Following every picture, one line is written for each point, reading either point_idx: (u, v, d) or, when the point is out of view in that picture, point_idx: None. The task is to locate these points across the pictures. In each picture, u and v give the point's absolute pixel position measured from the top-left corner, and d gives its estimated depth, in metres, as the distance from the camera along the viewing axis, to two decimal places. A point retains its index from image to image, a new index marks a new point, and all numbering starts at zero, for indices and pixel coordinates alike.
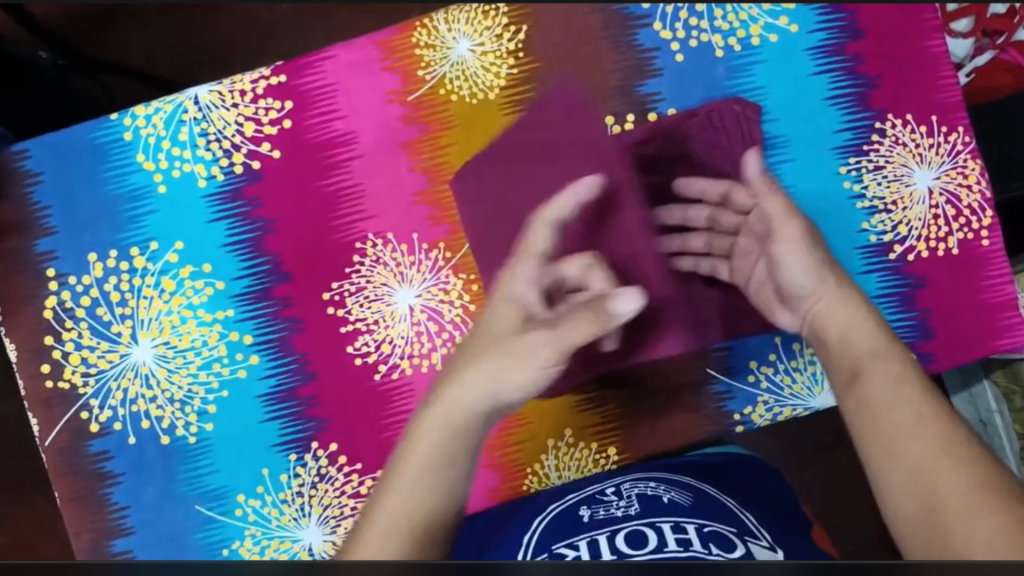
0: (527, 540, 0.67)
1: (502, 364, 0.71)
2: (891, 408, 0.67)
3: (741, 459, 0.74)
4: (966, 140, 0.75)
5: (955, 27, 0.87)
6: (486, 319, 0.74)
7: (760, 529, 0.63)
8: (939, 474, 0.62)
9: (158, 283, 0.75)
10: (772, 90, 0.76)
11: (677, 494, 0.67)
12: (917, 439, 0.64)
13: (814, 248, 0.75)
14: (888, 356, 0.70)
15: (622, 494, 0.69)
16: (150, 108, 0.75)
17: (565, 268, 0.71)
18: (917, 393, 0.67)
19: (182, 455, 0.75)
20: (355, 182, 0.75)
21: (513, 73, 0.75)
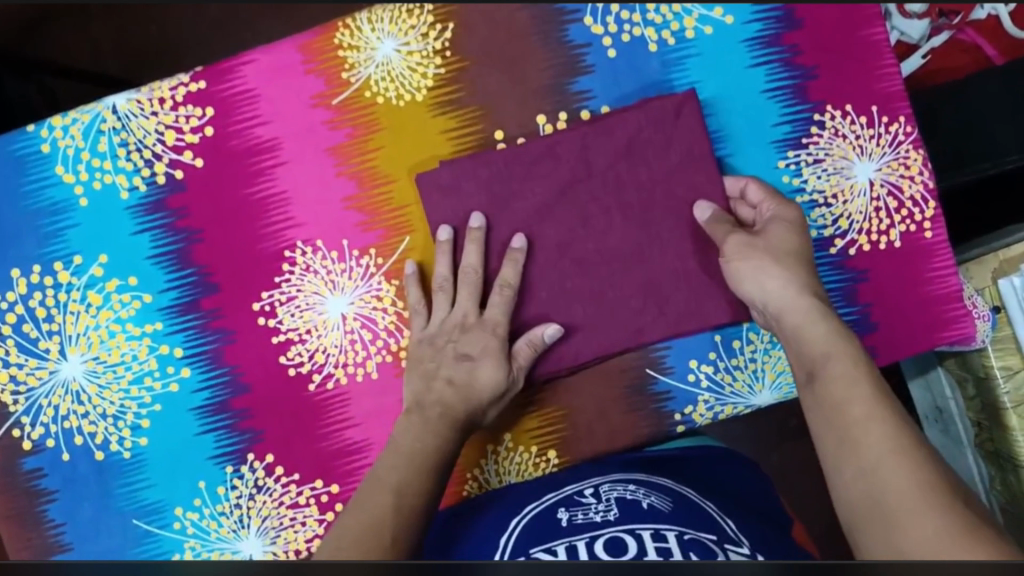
0: (504, 543, 0.60)
1: (478, 352, 0.69)
2: (843, 407, 0.57)
3: (696, 453, 0.72)
4: (908, 130, 0.73)
5: (910, 7, 0.84)
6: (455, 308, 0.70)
7: (740, 535, 0.57)
8: (886, 467, 0.52)
9: (84, 297, 0.74)
10: (708, 85, 0.74)
11: (658, 498, 0.60)
12: (861, 411, 0.56)
13: (789, 245, 0.67)
14: (843, 353, 0.60)
15: (601, 496, 0.62)
16: (68, 119, 0.73)
17: (516, 349, 0.70)
18: (873, 388, 0.58)
19: (117, 470, 0.75)
20: (281, 188, 0.74)
21: (440, 73, 0.73)
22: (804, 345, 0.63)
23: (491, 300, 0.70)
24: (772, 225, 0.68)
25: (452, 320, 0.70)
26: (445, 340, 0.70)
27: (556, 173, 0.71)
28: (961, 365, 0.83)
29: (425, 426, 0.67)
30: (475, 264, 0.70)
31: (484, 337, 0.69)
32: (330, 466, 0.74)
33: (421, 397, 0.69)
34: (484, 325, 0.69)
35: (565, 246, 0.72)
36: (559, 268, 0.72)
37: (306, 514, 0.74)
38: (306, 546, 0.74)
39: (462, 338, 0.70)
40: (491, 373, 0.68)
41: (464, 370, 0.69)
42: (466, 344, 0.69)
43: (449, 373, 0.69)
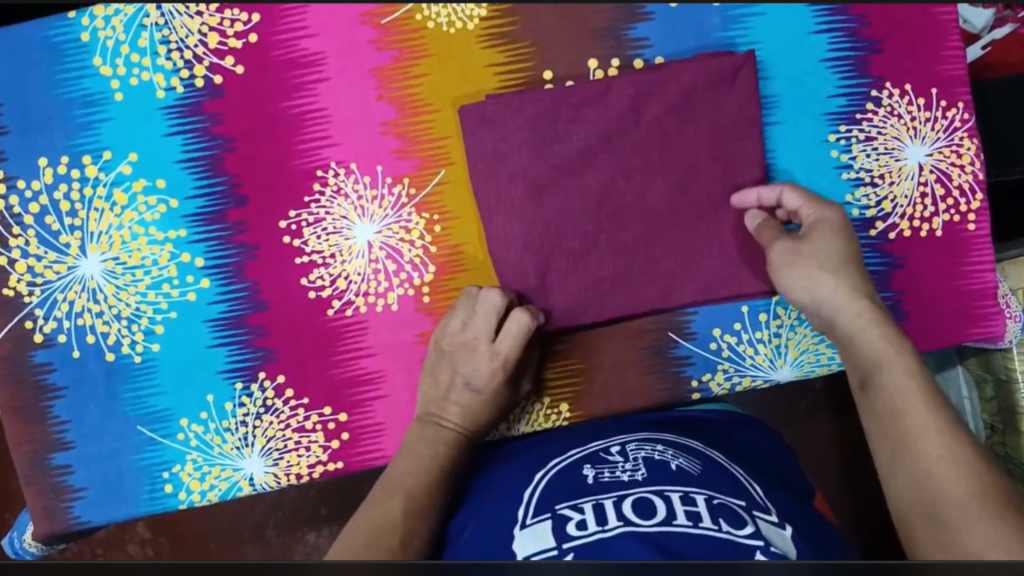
0: (528, 497, 0.58)
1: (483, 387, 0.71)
2: (898, 413, 0.60)
3: (722, 417, 0.71)
4: (965, 117, 0.72)
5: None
6: (471, 346, 0.71)
7: (767, 503, 0.55)
8: (947, 484, 0.55)
9: (109, 195, 0.72)
10: (767, 47, 0.71)
11: (686, 461, 0.58)
12: (914, 413, 0.59)
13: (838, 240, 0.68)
14: (896, 358, 0.62)
15: (628, 455, 0.60)
16: (110, 9, 0.71)
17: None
18: (924, 391, 0.61)
19: (127, 374, 0.74)
20: (321, 106, 0.72)
21: (495, 3, 0.71)
22: (859, 351, 0.64)
23: (505, 338, 0.70)
24: (830, 228, 0.68)
25: (464, 345, 0.71)
26: (455, 362, 0.71)
27: (602, 120, 0.69)
28: (983, 366, 0.82)
29: (436, 434, 0.70)
30: (489, 322, 0.70)
31: (492, 367, 0.70)
32: (340, 394, 0.74)
33: (435, 407, 0.71)
34: (494, 358, 0.70)
35: (602, 197, 0.70)
36: (594, 218, 0.70)
37: (312, 439, 0.74)
38: (308, 471, 0.74)
39: (473, 365, 0.70)
40: (495, 397, 0.71)
41: (471, 396, 0.71)
42: (472, 373, 0.71)
43: (458, 395, 0.71)
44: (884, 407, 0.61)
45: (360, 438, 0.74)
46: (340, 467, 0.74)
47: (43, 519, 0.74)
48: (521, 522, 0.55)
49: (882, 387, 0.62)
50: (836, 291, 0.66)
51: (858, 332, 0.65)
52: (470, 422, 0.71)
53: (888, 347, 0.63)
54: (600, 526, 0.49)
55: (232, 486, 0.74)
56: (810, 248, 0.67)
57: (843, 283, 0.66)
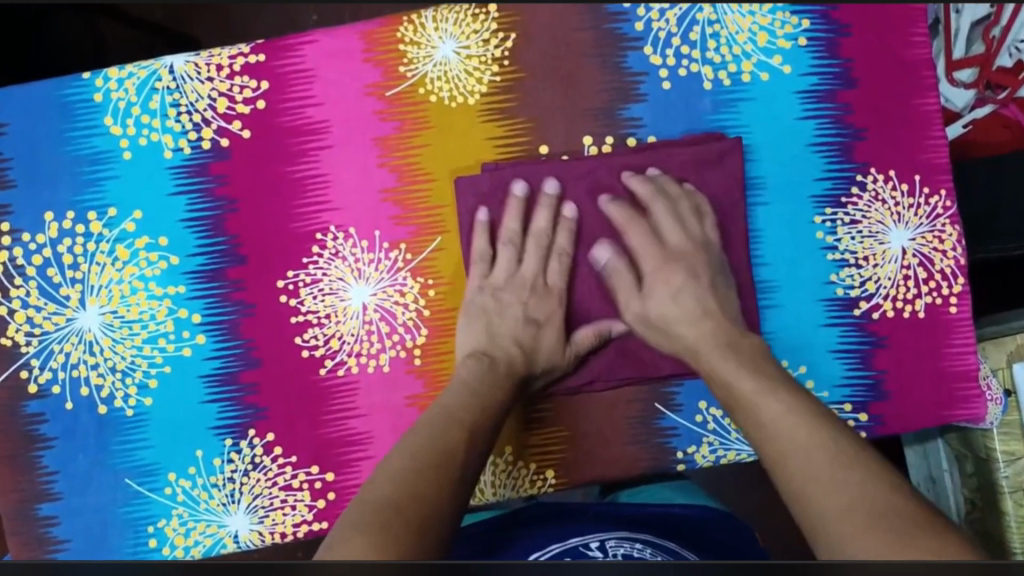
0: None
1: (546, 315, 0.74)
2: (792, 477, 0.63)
3: (685, 512, 0.70)
4: (947, 204, 0.74)
5: (958, 77, 0.86)
6: (520, 283, 0.75)
7: None
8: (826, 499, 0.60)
9: (112, 250, 0.74)
10: (757, 131, 0.74)
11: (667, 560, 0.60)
12: (812, 465, 0.62)
13: (681, 298, 0.74)
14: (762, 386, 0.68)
15: (607, 552, 0.61)
16: (124, 72, 0.74)
17: (581, 333, 0.74)
18: (798, 409, 0.66)
19: (117, 427, 0.75)
20: (322, 171, 0.74)
21: (496, 80, 0.74)
22: (758, 422, 0.67)
23: (552, 267, 0.74)
24: (668, 285, 0.74)
25: (518, 281, 0.75)
26: (511, 299, 0.75)
27: (594, 196, 0.73)
28: (962, 442, 0.82)
29: (493, 376, 0.72)
30: (538, 247, 0.74)
31: (549, 304, 0.75)
32: (329, 453, 0.74)
33: (492, 346, 0.74)
34: (547, 292, 0.75)
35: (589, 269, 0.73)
36: None
37: (298, 498, 0.74)
38: (292, 530, 0.74)
39: (531, 301, 0.75)
40: (550, 345, 0.73)
41: (529, 333, 0.74)
42: (534, 308, 0.75)
43: (512, 332, 0.74)
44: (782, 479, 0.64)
45: (345, 498, 0.74)
46: (324, 527, 0.74)
47: None
48: None
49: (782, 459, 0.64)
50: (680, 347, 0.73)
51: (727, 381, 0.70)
52: (529, 360, 0.74)
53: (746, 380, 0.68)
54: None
55: (217, 543, 0.74)
56: (654, 323, 0.74)
57: (688, 320, 0.73)
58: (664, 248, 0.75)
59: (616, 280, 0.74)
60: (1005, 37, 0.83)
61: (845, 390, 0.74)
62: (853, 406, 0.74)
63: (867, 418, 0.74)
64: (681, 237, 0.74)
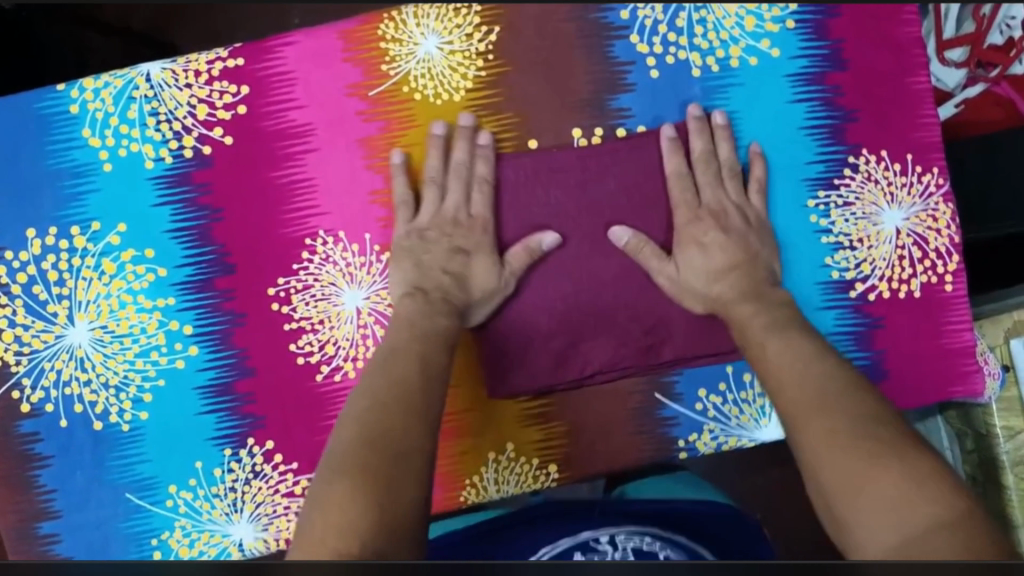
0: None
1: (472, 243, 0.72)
2: (798, 429, 0.63)
3: (687, 510, 0.69)
4: (940, 182, 0.73)
5: (949, 56, 0.86)
6: (446, 217, 0.72)
7: None
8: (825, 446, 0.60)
9: (97, 264, 0.72)
10: (747, 117, 0.73)
11: (675, 553, 0.59)
12: (822, 421, 0.62)
13: (724, 253, 0.72)
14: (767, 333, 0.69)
15: (617, 544, 0.60)
16: (99, 82, 0.72)
17: (511, 252, 0.72)
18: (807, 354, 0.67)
19: (113, 442, 0.74)
20: (309, 175, 0.73)
21: (480, 75, 0.72)
22: (765, 367, 0.68)
23: (475, 196, 0.72)
24: (699, 242, 0.72)
25: (441, 217, 0.72)
26: (438, 236, 0.72)
27: (585, 188, 0.72)
28: (963, 420, 0.83)
29: (433, 308, 0.70)
30: (459, 173, 0.72)
31: (478, 232, 0.73)
32: None
33: (425, 283, 0.72)
34: (473, 222, 0.73)
35: (583, 262, 0.72)
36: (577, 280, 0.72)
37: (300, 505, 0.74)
38: None
39: (456, 234, 0.73)
40: (484, 270, 0.71)
41: (459, 262, 0.72)
42: (462, 239, 0.73)
43: (443, 263, 0.72)
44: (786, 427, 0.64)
45: None
46: None
47: None
48: None
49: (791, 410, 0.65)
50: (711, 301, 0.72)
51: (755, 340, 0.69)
52: (465, 291, 0.71)
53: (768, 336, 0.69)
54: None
55: (222, 553, 0.74)
56: (681, 269, 0.72)
57: (717, 274, 0.72)
58: (700, 202, 0.73)
59: (643, 237, 0.72)
60: (995, 14, 0.83)
61: None
62: None
63: None
64: (716, 195, 0.72)
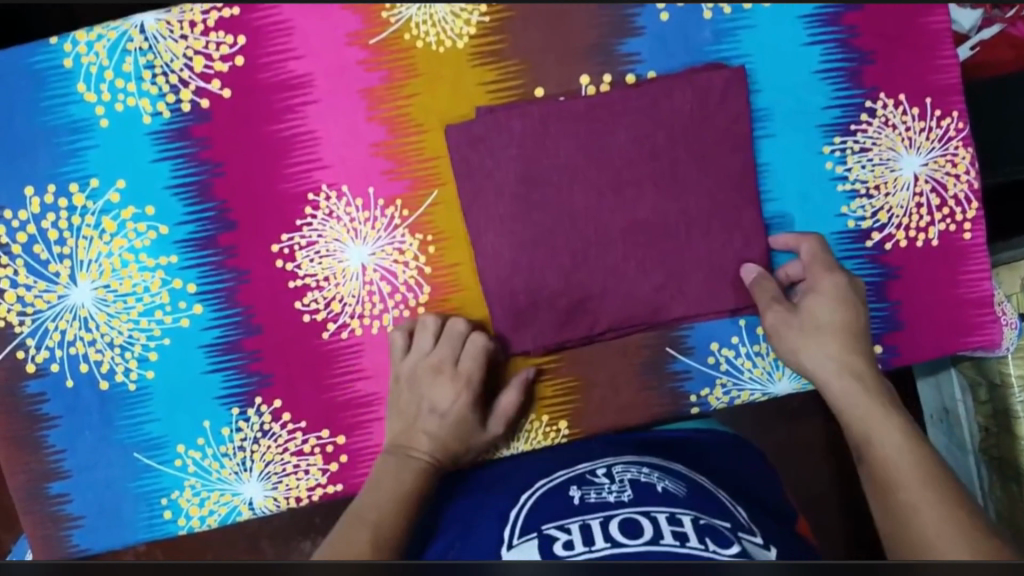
0: (513, 517, 0.61)
1: (451, 398, 0.72)
2: (894, 488, 0.65)
3: (696, 438, 0.71)
4: (960, 126, 0.71)
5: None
6: (428, 379, 0.72)
7: (753, 524, 0.59)
8: (893, 457, 0.66)
9: (98, 223, 0.71)
10: (761, 60, 0.71)
11: (672, 482, 0.61)
12: (927, 499, 0.63)
13: (843, 356, 0.70)
14: (879, 425, 0.67)
15: (614, 476, 0.62)
16: (92, 34, 0.70)
17: (502, 399, 0.72)
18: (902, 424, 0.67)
19: (121, 401, 0.74)
20: (310, 128, 0.71)
21: (484, 21, 0.70)
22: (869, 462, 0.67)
23: (464, 349, 0.72)
24: (813, 287, 0.70)
25: (428, 361, 0.72)
26: (416, 398, 0.73)
27: (593, 137, 0.70)
28: (978, 370, 0.83)
29: (407, 466, 0.71)
30: (440, 372, 0.71)
31: (455, 389, 0.72)
32: (338, 416, 0.73)
33: (404, 438, 0.72)
34: (455, 382, 0.72)
35: (592, 213, 0.70)
36: (586, 232, 0.71)
37: (310, 462, 0.74)
38: (307, 494, 0.74)
39: (434, 390, 0.72)
40: (461, 421, 0.72)
41: (437, 422, 0.71)
42: (438, 399, 0.72)
43: (424, 426, 0.72)
44: (887, 523, 0.65)
45: (359, 459, 0.74)
46: (339, 490, 0.74)
47: (43, 547, 0.74)
48: (508, 542, 0.59)
49: (855, 426, 0.69)
50: (836, 386, 0.69)
51: (883, 460, 0.66)
52: (438, 451, 0.71)
53: (843, 375, 0.69)
54: (588, 547, 0.55)
55: (233, 511, 0.74)
56: (804, 324, 0.70)
57: (843, 362, 0.69)
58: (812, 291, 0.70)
59: (772, 287, 0.71)
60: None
61: None
62: None
63: (882, 350, 0.73)
64: (834, 286, 0.70)
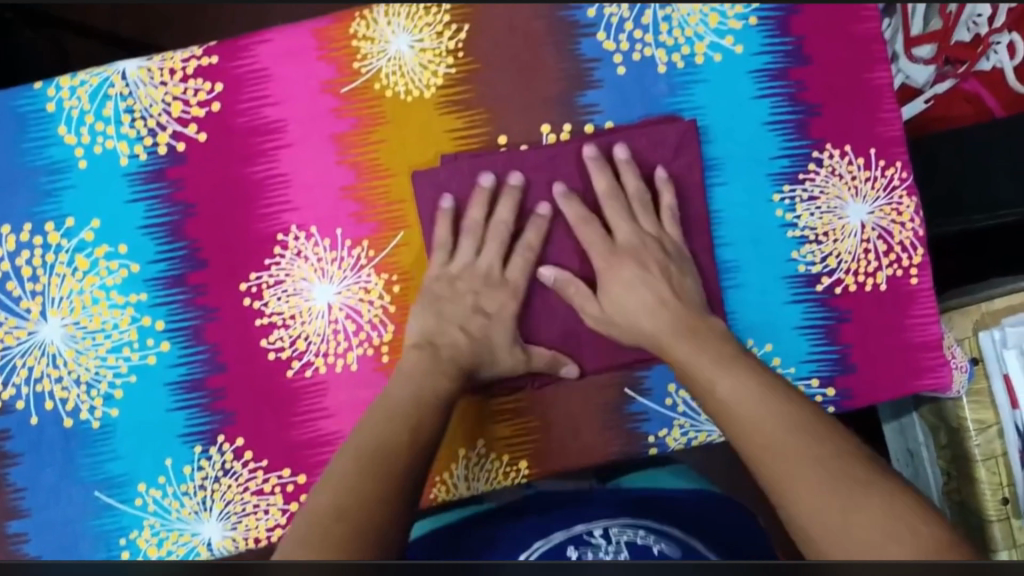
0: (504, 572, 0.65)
1: (495, 305, 0.74)
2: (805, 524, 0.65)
3: (685, 497, 0.75)
4: (903, 176, 0.75)
5: (918, 53, 0.92)
6: (468, 246, 0.73)
7: None
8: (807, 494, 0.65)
9: (71, 261, 0.73)
10: (714, 112, 0.74)
11: (668, 546, 0.68)
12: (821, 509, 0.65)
13: (741, 386, 0.69)
14: (786, 463, 0.66)
15: (611, 539, 0.69)
16: (76, 80, 0.73)
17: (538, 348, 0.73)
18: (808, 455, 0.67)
19: (85, 439, 0.74)
20: (281, 172, 0.73)
21: (451, 72, 0.73)
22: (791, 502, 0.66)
23: (512, 261, 0.73)
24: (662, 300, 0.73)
25: (473, 270, 0.73)
26: (465, 288, 0.73)
27: (552, 184, 0.73)
28: (936, 414, 0.84)
29: (434, 360, 0.73)
30: (487, 259, 0.73)
31: (503, 299, 0.74)
32: (300, 455, 0.74)
33: (437, 333, 0.73)
34: (503, 284, 0.73)
35: (553, 257, 0.73)
36: (547, 275, 0.73)
37: (271, 502, 0.73)
38: (266, 535, 0.73)
39: (484, 291, 0.73)
40: (500, 328, 0.73)
41: (477, 324, 0.73)
42: (487, 302, 0.74)
43: (461, 321, 0.73)
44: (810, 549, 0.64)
45: None
46: None
47: None
48: None
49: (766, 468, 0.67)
50: (738, 426, 0.69)
51: (795, 501, 0.65)
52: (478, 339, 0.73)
53: (737, 404, 0.69)
54: None
55: (189, 552, 0.73)
56: (690, 362, 0.71)
57: (735, 392, 0.70)
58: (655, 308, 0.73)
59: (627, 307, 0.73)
60: (960, 13, 0.90)
61: (811, 365, 0.74)
62: (821, 381, 0.74)
63: (834, 392, 0.74)
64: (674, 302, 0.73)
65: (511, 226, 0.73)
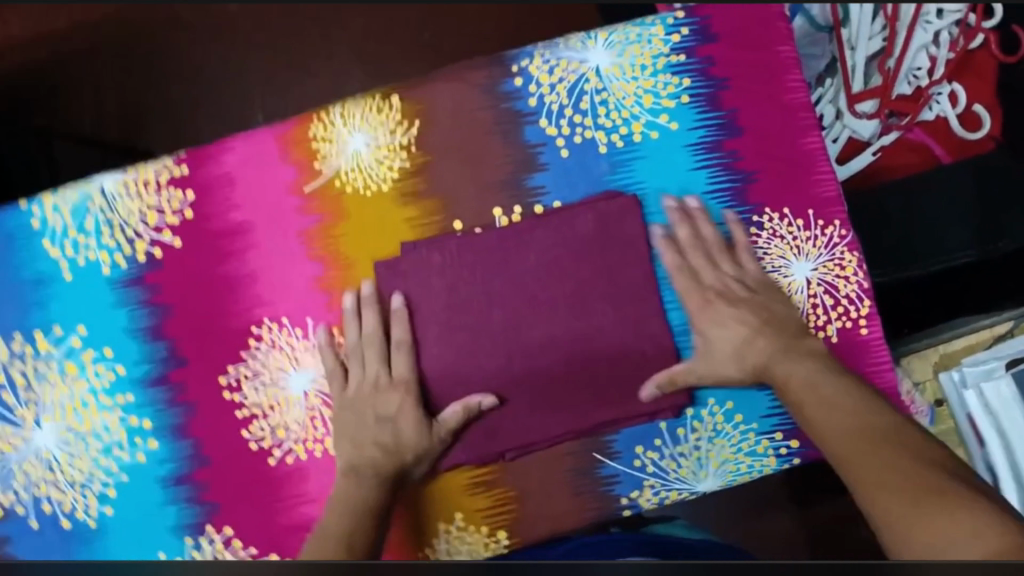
0: None
1: (395, 405, 0.76)
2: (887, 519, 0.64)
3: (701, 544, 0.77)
4: (843, 233, 0.77)
5: (862, 108, 0.91)
6: (356, 369, 0.77)
7: None
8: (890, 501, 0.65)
9: (62, 368, 0.78)
10: (656, 187, 0.78)
11: None
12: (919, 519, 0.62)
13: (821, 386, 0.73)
14: (875, 466, 0.68)
15: None
16: (59, 199, 0.79)
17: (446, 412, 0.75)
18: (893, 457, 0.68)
19: (80, 538, 0.78)
20: (251, 269, 0.78)
21: (405, 166, 0.79)
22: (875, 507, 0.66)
23: (394, 357, 0.77)
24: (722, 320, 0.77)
25: (365, 386, 0.77)
26: (364, 406, 0.77)
27: (507, 262, 0.76)
28: None
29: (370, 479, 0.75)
30: (375, 375, 0.76)
31: (397, 397, 0.76)
32: (284, 539, 0.76)
33: (360, 454, 0.76)
34: (393, 386, 0.76)
35: (512, 331, 0.76)
36: (509, 348, 0.76)
37: None
38: None
39: (378, 399, 0.76)
40: (409, 425, 0.76)
41: (387, 432, 0.76)
42: (382, 409, 0.76)
43: (373, 436, 0.76)
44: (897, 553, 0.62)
45: None
46: None
47: None
48: None
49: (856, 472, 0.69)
50: (838, 434, 0.71)
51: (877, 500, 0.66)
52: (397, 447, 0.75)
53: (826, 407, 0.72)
54: None
55: None
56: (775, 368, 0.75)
57: (814, 394, 0.72)
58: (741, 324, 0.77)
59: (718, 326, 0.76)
60: (899, 68, 0.91)
61: (773, 420, 0.76)
62: (785, 434, 0.76)
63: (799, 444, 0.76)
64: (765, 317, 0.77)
65: (381, 332, 0.76)
